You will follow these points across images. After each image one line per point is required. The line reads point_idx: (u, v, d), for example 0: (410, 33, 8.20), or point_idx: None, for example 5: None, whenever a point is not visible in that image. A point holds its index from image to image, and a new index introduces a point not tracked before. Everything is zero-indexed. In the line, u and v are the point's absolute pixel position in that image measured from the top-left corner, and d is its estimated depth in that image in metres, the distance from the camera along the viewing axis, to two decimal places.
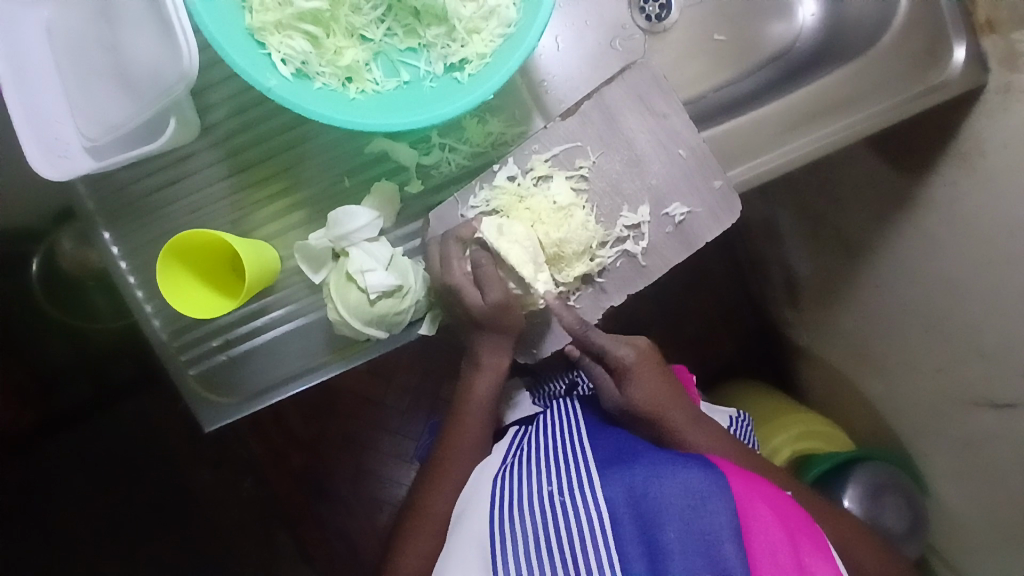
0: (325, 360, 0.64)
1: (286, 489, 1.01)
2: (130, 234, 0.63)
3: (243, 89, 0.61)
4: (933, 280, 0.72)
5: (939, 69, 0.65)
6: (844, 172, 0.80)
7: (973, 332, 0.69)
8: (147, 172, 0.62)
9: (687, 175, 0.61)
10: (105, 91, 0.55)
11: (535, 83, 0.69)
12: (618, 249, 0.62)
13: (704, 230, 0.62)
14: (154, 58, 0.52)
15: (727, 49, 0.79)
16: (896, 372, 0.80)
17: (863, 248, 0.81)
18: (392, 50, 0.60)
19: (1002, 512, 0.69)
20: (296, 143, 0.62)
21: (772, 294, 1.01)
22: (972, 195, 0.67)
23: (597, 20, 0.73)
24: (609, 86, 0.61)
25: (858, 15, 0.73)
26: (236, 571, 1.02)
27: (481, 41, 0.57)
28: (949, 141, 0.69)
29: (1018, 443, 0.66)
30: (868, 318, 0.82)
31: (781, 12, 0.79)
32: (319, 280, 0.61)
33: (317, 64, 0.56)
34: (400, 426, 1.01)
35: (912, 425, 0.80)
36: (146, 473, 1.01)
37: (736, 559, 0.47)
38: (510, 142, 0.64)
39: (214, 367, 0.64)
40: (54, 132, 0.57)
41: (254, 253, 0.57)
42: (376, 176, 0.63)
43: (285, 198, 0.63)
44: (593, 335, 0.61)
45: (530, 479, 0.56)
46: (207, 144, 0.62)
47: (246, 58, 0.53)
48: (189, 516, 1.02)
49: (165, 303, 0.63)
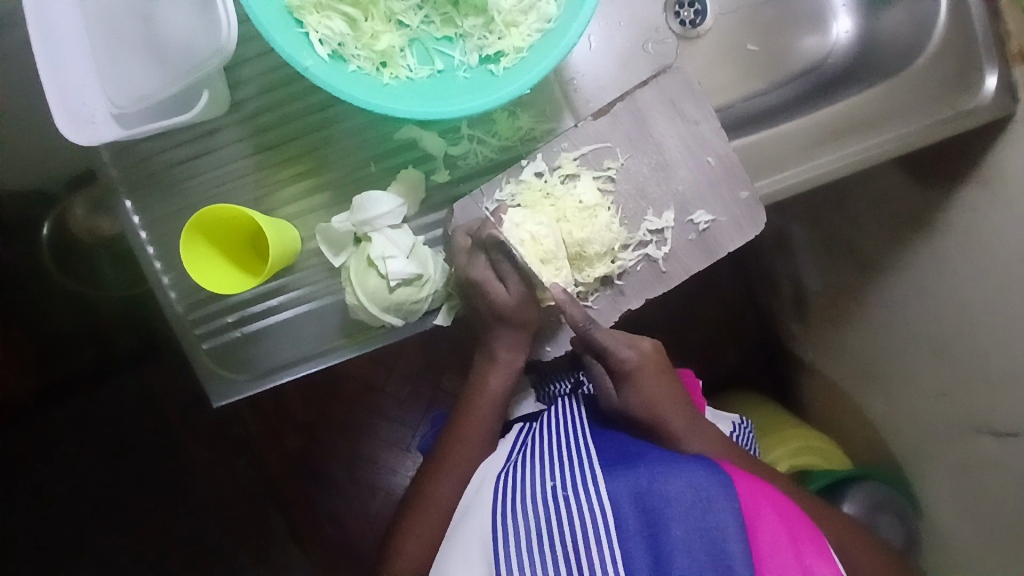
0: (338, 344, 0.64)
1: (280, 468, 1.01)
2: (152, 205, 0.63)
3: (276, 67, 0.61)
4: (945, 305, 0.72)
5: (970, 95, 0.64)
6: (863, 190, 0.80)
7: (981, 361, 0.69)
8: (174, 144, 0.62)
9: (714, 183, 0.61)
10: (136, 60, 0.55)
11: (565, 81, 0.69)
12: (639, 253, 0.62)
13: (727, 240, 0.62)
14: (190, 30, 0.51)
15: (759, 59, 0.78)
16: (900, 393, 0.80)
17: (876, 267, 0.81)
18: (428, 38, 0.59)
19: (994, 539, 0.70)
20: (325, 124, 0.62)
21: (779, 308, 1.01)
22: (990, 224, 0.66)
23: (630, 21, 0.74)
24: (642, 89, 0.61)
25: (892, 35, 0.73)
26: (225, 546, 1.02)
27: (519, 35, 0.57)
28: (971, 168, 0.68)
29: (1017, 472, 0.66)
30: (876, 337, 0.83)
31: (814, 27, 0.79)
32: (337, 263, 0.60)
33: (353, 47, 0.56)
34: (399, 414, 1.01)
35: (910, 447, 0.81)
36: (141, 443, 1.01)
37: (741, 557, 0.48)
38: (538, 138, 0.64)
39: (226, 343, 0.64)
40: (83, 98, 0.57)
41: (277, 233, 0.56)
42: (402, 163, 0.63)
43: (310, 179, 0.63)
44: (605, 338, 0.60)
45: (534, 476, 0.56)
46: (235, 120, 0.62)
47: (285, 36, 0.52)
48: (183, 490, 1.02)
49: (183, 276, 0.63)
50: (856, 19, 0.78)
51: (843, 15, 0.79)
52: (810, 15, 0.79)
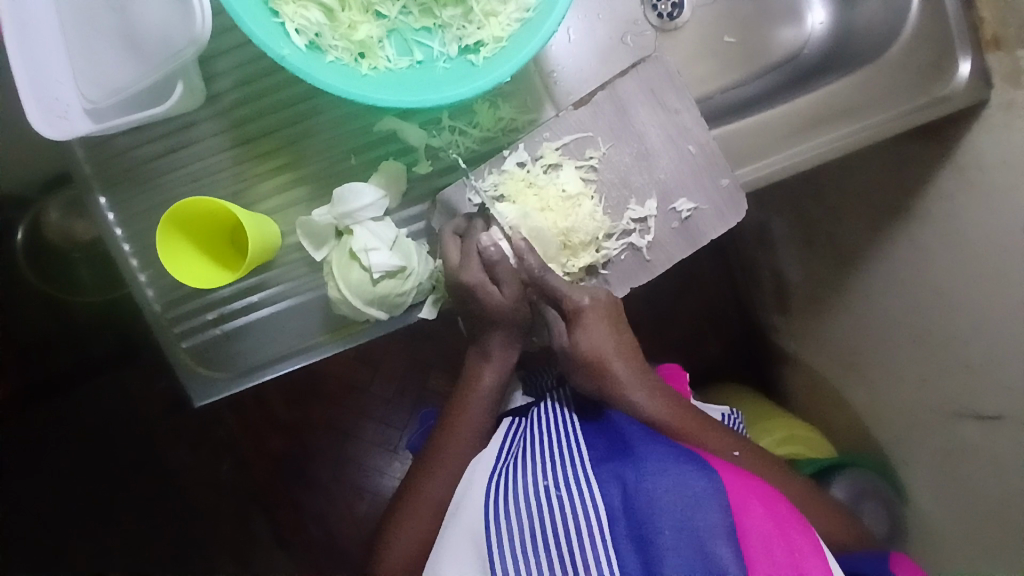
0: (321, 340, 0.63)
1: (264, 472, 1.00)
2: (127, 201, 0.62)
3: (252, 59, 0.60)
4: (925, 291, 0.73)
5: (944, 82, 0.66)
6: (841, 180, 0.81)
7: (962, 345, 0.69)
8: (148, 139, 0.61)
9: (695, 171, 0.61)
10: (109, 52, 0.54)
11: (546, 73, 0.69)
12: (622, 241, 0.62)
13: (709, 228, 0.62)
14: (163, 19, 0.50)
15: (737, 51, 0.79)
16: (883, 381, 0.81)
17: (856, 256, 0.82)
18: (406, 29, 0.59)
19: (979, 522, 0.70)
20: (303, 117, 0.61)
21: (762, 300, 1.02)
22: (968, 209, 0.67)
23: (610, 13, 0.74)
24: (622, 78, 0.61)
25: (866, 25, 0.74)
26: (208, 554, 1.00)
27: (498, 24, 0.56)
28: (948, 154, 0.69)
29: (1000, 454, 0.67)
30: (857, 326, 0.83)
31: (790, 18, 0.80)
32: (319, 257, 0.60)
33: (330, 37, 0.55)
34: (384, 415, 1.00)
35: (895, 434, 0.81)
36: (119, 450, 0.98)
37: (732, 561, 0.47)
38: (519, 129, 0.64)
39: (206, 342, 0.63)
40: (54, 93, 0.56)
41: (256, 226, 0.55)
42: (383, 156, 0.62)
43: (289, 172, 0.62)
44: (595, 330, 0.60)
45: (525, 473, 0.55)
46: (211, 113, 0.61)
47: (261, 26, 0.52)
48: (166, 498, 1.00)
49: (160, 274, 0.62)
50: (830, 11, 0.79)
51: (817, 7, 0.80)
52: (786, 6, 0.80)
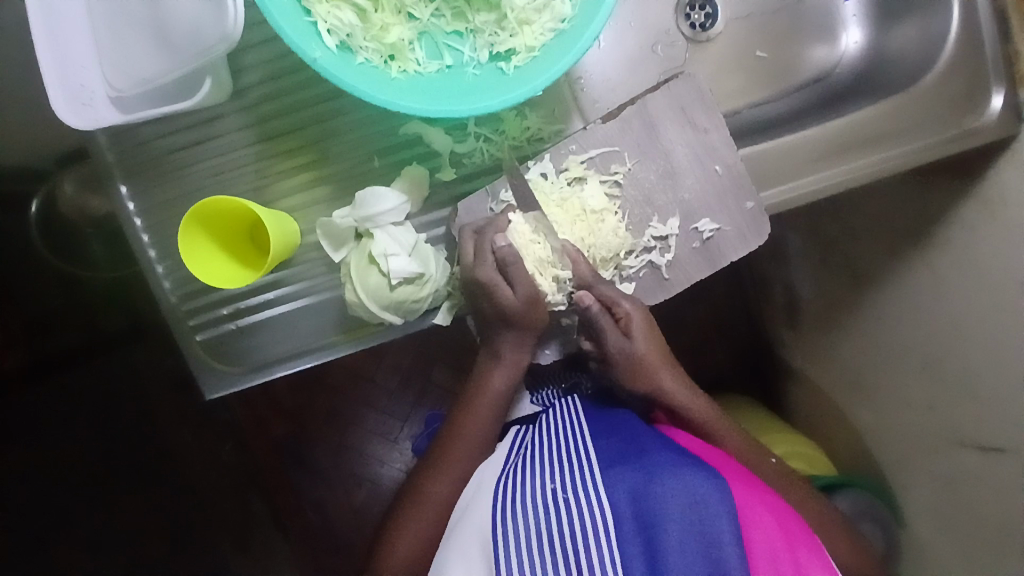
0: (335, 339, 0.63)
1: (265, 454, 1.00)
2: (148, 190, 0.61)
3: (280, 55, 0.59)
4: (937, 319, 0.73)
5: (976, 115, 0.65)
6: (862, 202, 0.80)
7: (971, 375, 0.69)
8: (173, 129, 0.60)
9: (720, 192, 0.61)
10: (138, 40, 0.53)
11: (573, 82, 0.68)
12: (642, 259, 0.61)
13: (731, 249, 0.61)
14: (194, 13, 0.50)
15: (766, 66, 0.78)
16: (888, 405, 0.81)
17: (870, 279, 0.82)
18: (438, 31, 0.58)
19: (970, 550, 0.71)
20: (330, 116, 0.61)
21: (771, 313, 1.02)
22: (987, 240, 0.67)
23: (642, 22, 0.73)
24: (653, 94, 0.60)
25: (901, 51, 0.73)
26: (206, 531, 1.01)
27: (531, 33, 0.55)
28: (971, 184, 0.68)
29: (999, 485, 0.67)
30: (867, 348, 0.83)
31: (824, 36, 0.79)
32: (338, 258, 0.60)
33: (361, 38, 0.54)
34: (388, 405, 1.00)
35: (894, 458, 0.81)
36: (124, 425, 0.99)
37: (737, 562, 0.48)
38: (545, 139, 0.64)
39: (220, 335, 0.63)
40: (79, 78, 0.55)
41: (277, 226, 0.55)
42: (407, 159, 0.62)
43: (310, 171, 0.61)
44: (609, 295, 0.59)
45: (532, 478, 0.55)
46: (237, 108, 0.60)
47: (293, 26, 0.51)
48: (167, 473, 1.00)
49: (177, 265, 0.62)
50: (866, 32, 0.78)
51: (853, 27, 0.79)
52: (822, 24, 0.79)
